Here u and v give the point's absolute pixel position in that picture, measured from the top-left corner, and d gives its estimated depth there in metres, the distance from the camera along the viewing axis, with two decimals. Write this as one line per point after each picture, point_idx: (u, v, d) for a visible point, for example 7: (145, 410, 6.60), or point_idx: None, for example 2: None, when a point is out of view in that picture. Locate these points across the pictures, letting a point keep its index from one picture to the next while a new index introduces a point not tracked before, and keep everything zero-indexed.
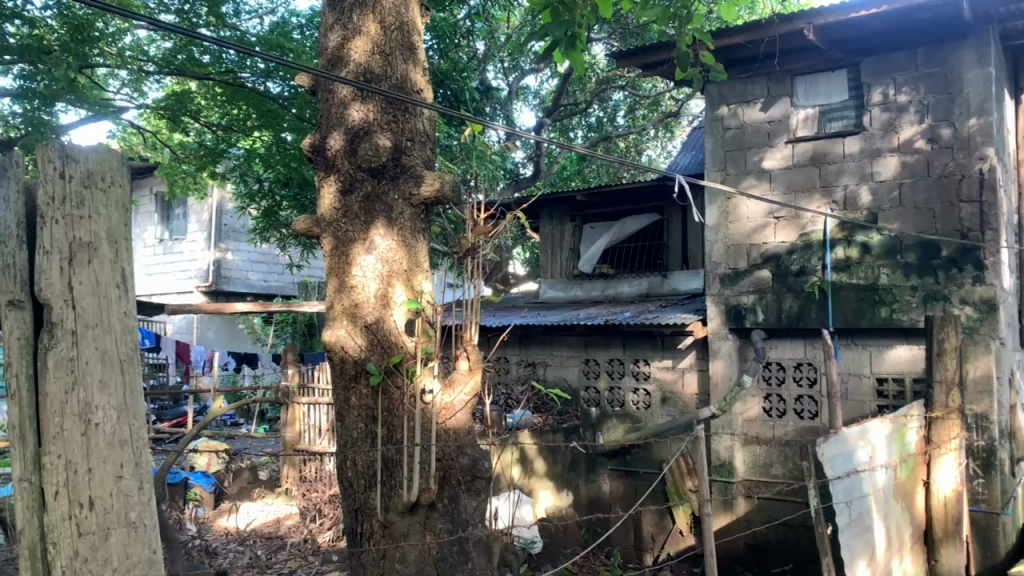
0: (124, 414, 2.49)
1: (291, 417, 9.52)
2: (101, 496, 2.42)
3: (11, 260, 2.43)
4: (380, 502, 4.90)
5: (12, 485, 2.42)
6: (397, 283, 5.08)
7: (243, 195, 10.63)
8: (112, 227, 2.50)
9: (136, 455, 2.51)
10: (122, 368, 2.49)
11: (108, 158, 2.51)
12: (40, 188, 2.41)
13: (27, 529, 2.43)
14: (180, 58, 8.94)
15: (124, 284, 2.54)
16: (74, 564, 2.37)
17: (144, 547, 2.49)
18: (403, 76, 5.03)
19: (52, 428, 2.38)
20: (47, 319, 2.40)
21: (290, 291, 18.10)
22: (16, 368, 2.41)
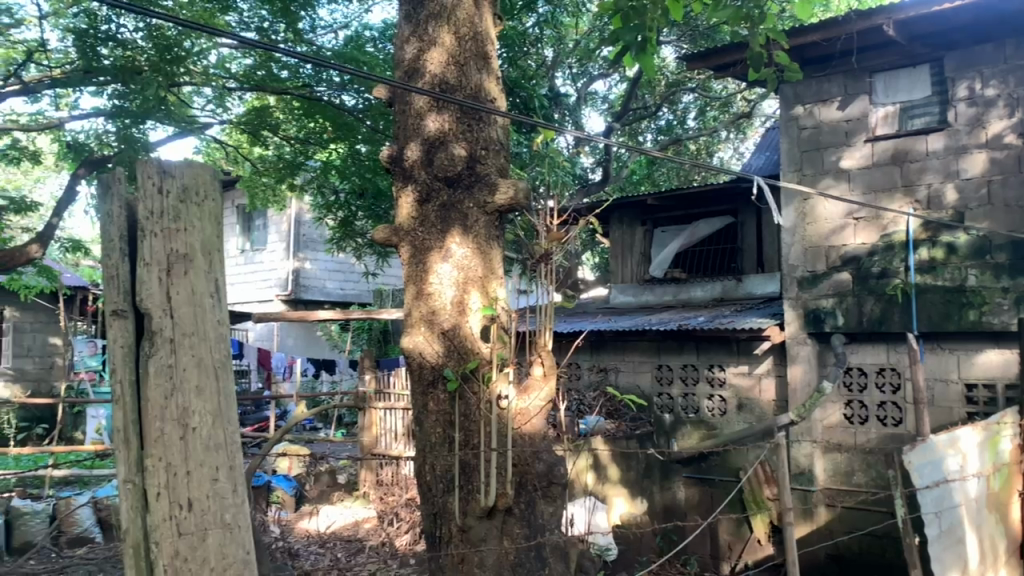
0: (219, 418, 2.59)
1: (368, 421, 9.69)
2: (198, 498, 2.52)
3: (114, 272, 2.54)
4: (458, 506, 4.94)
5: (116, 487, 2.50)
6: (472, 290, 5.14)
7: (321, 206, 10.90)
8: (206, 238, 2.61)
9: (230, 458, 2.60)
10: (216, 374, 2.60)
11: (201, 173, 2.62)
12: (140, 204, 2.54)
13: (131, 529, 2.51)
14: (260, 74, 9.27)
15: (218, 293, 2.64)
16: (175, 563, 2.47)
17: (239, 548, 2.58)
18: (477, 85, 5.09)
19: (154, 432, 2.49)
20: (148, 328, 2.52)
21: (365, 299, 18.47)
22: (121, 375, 2.52)
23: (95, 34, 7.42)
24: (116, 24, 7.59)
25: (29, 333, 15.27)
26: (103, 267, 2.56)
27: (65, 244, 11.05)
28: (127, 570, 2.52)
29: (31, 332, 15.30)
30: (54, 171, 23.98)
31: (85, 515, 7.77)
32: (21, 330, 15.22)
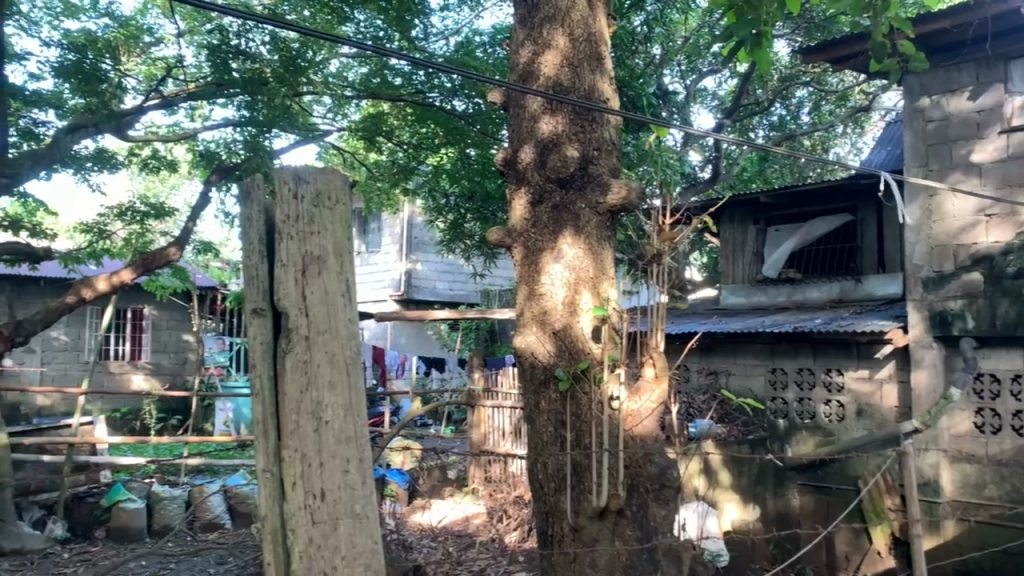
0: (350, 413, 2.69)
1: (477, 419, 9.86)
2: (331, 488, 2.64)
3: (254, 272, 2.71)
4: (570, 506, 4.98)
5: (256, 475, 2.67)
6: (584, 290, 5.13)
7: (431, 210, 11.10)
8: (338, 241, 2.72)
9: (361, 452, 2.70)
10: (348, 371, 2.70)
11: (333, 178, 2.73)
12: (277, 209, 2.70)
13: (269, 516, 2.67)
14: (375, 81, 9.74)
15: (349, 293, 2.75)
16: (309, 549, 2.61)
17: (368, 538, 2.67)
18: (591, 86, 5.11)
19: (290, 424, 2.64)
20: (285, 326, 2.68)
21: (473, 299, 18.70)
22: (260, 370, 2.68)
23: (226, 49, 7.77)
24: (246, 38, 8.01)
25: (165, 330, 16.34)
26: (245, 269, 2.73)
27: (198, 247, 11.76)
28: (266, 555, 2.68)
29: (167, 329, 16.36)
30: (187, 179, 25.62)
31: (218, 502, 8.40)
32: (158, 328, 16.29)
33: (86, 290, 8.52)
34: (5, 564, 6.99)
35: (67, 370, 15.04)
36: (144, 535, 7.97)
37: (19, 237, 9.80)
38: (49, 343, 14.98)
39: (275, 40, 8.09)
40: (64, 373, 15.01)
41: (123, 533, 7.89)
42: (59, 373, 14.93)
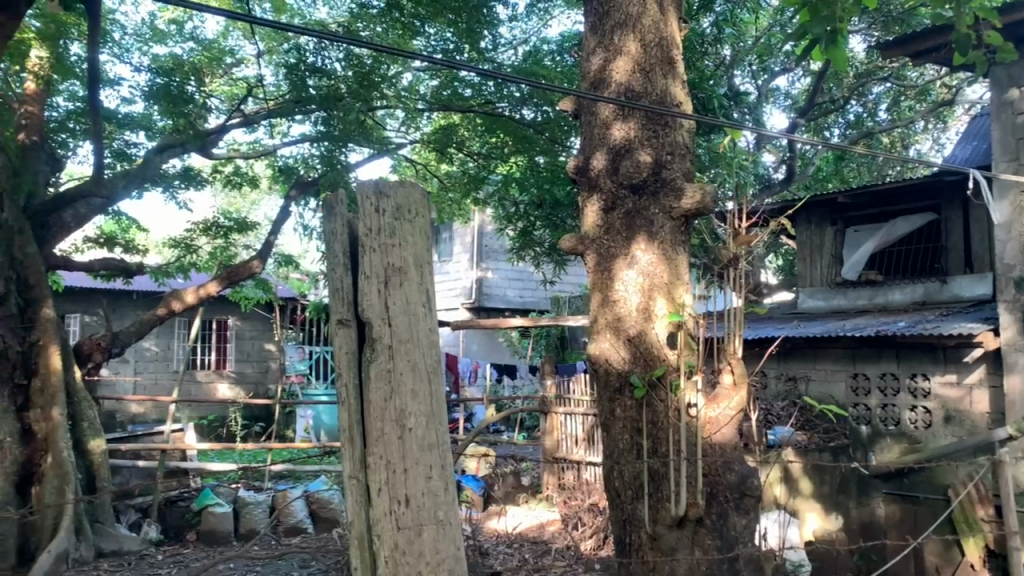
0: (432, 420, 2.75)
1: (550, 425, 9.83)
2: (415, 495, 2.69)
3: (339, 284, 2.79)
4: (648, 514, 4.93)
5: (342, 482, 2.73)
6: (658, 296, 5.06)
7: (502, 218, 10.77)
8: (417, 252, 2.79)
9: (442, 458, 2.75)
10: (429, 379, 2.77)
11: (412, 192, 2.81)
12: (360, 222, 2.77)
13: (355, 522, 2.73)
14: (446, 93, 10.05)
15: (429, 304, 2.81)
16: (395, 555, 2.66)
17: (451, 544, 2.72)
18: (663, 90, 5.08)
19: (375, 432, 2.70)
20: (369, 335, 2.75)
21: (543, 305, 18.62)
22: (346, 379, 2.76)
23: (302, 67, 8.05)
24: (322, 55, 8.16)
25: (248, 339, 16.88)
26: (329, 281, 2.81)
27: (279, 259, 12.13)
28: (353, 560, 2.74)
29: (250, 339, 16.90)
30: (267, 194, 26.51)
31: (300, 506, 8.65)
32: (241, 337, 16.84)
33: (176, 302, 8.91)
34: (105, 564, 7.24)
35: (158, 379, 15.70)
36: (232, 539, 8.23)
37: (115, 253, 10.32)
38: (141, 353, 15.68)
39: (349, 57, 8.29)
40: (155, 382, 15.67)
41: (212, 536, 8.18)
42: (150, 382, 15.59)
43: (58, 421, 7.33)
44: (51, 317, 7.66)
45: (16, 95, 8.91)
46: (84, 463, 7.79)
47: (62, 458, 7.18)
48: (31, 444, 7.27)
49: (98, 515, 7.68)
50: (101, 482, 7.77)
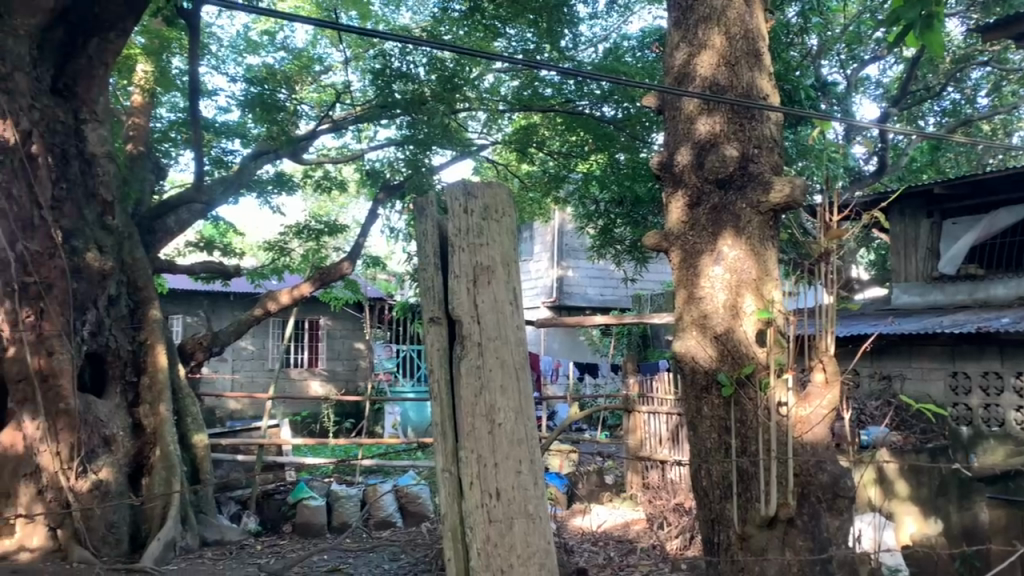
0: (521, 415, 2.79)
1: (633, 424, 9.77)
2: (506, 488, 2.74)
3: (430, 284, 2.87)
4: (737, 514, 4.85)
5: (436, 474, 2.81)
6: (746, 293, 4.98)
7: (582, 217, 10.62)
8: (505, 251, 2.84)
9: (532, 453, 2.79)
10: (517, 375, 2.81)
11: (499, 192, 2.86)
12: (449, 223, 2.85)
13: (449, 514, 2.80)
14: (526, 93, 10.12)
15: (517, 301, 2.85)
16: (487, 547, 2.71)
17: (541, 538, 2.75)
18: (750, 83, 5.01)
19: (467, 426, 2.76)
20: (459, 333, 2.82)
21: (624, 304, 18.48)
22: (438, 375, 2.84)
23: (388, 73, 8.28)
24: (407, 59, 8.35)
25: (339, 338, 17.38)
26: (421, 280, 2.91)
27: (367, 260, 12.48)
28: (448, 551, 2.83)
29: (340, 337, 17.39)
30: (353, 197, 27.25)
31: (389, 502, 8.90)
32: (332, 336, 17.35)
33: (271, 303, 9.28)
34: (209, 552, 7.58)
35: (255, 376, 16.35)
36: (325, 531, 8.50)
37: (214, 256, 10.81)
38: (239, 352, 16.37)
39: (432, 61, 8.41)
40: (251, 379, 16.33)
41: (307, 528, 8.45)
42: (247, 380, 16.25)
43: (165, 416, 7.75)
44: (157, 318, 8.08)
45: (125, 108, 9.46)
46: (188, 456, 8.19)
47: (168, 451, 7.62)
48: (140, 438, 7.68)
49: (202, 506, 8.08)
50: (204, 474, 8.16)
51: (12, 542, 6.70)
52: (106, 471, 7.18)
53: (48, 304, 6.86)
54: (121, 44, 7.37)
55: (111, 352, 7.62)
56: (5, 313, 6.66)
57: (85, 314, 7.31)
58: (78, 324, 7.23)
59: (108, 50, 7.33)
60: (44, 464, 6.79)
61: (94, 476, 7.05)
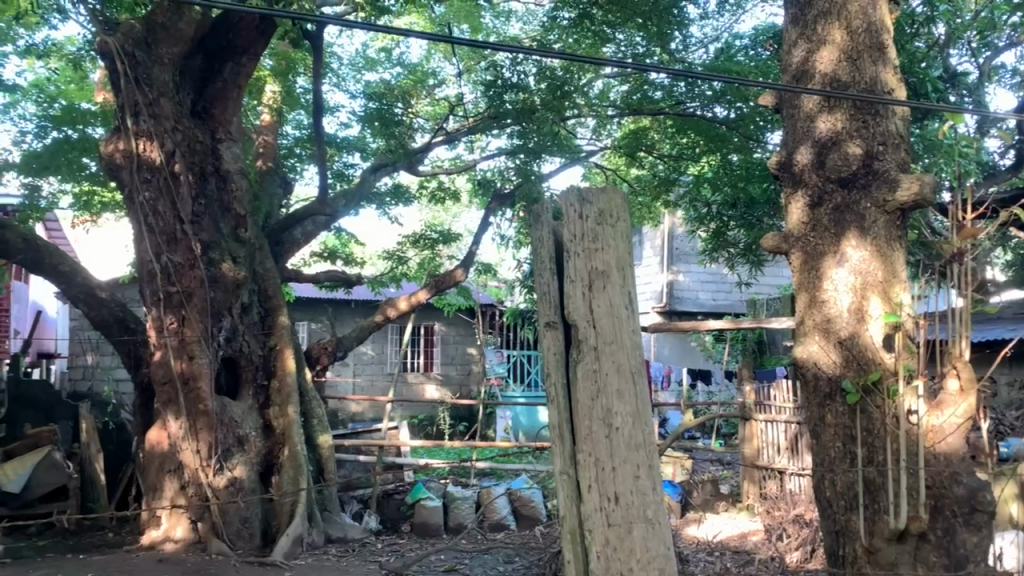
0: (638, 420, 2.80)
1: (749, 433, 9.50)
2: (624, 492, 2.76)
3: (546, 289, 2.93)
4: (863, 526, 4.67)
5: (553, 477, 2.86)
6: (872, 295, 4.78)
7: (693, 220, 10.47)
8: (620, 255, 2.85)
9: (650, 458, 2.79)
10: (634, 379, 2.82)
11: (614, 196, 2.87)
12: (564, 228, 2.89)
13: (568, 516, 2.84)
14: (636, 97, 10.03)
15: (632, 305, 2.86)
16: (606, 551, 2.74)
17: (661, 543, 2.75)
18: (873, 78, 4.83)
19: (584, 429, 2.80)
20: (576, 337, 2.85)
21: (738, 309, 18.11)
22: (554, 379, 2.89)
23: (501, 83, 8.46)
24: (518, 69, 8.47)
25: (453, 344, 17.75)
26: (537, 285, 2.96)
27: (479, 267, 12.72)
28: (566, 553, 2.86)
29: (454, 343, 17.76)
30: (467, 205, 27.73)
31: (503, 504, 9.06)
32: (446, 342, 17.74)
33: (391, 310, 9.62)
34: (333, 549, 7.88)
35: (375, 380, 16.94)
36: (442, 531, 8.75)
37: (337, 265, 11.32)
38: (359, 357, 17.03)
39: (541, 68, 8.49)
40: (371, 383, 16.92)
41: (424, 529, 8.71)
42: (367, 384, 16.86)
43: (293, 418, 8.08)
44: (286, 325, 8.47)
45: (256, 127, 10.06)
46: (314, 456, 8.57)
47: (296, 451, 7.94)
48: (271, 438, 8.07)
49: (327, 505, 8.45)
50: (329, 474, 8.52)
51: (160, 532, 7.30)
52: (240, 469, 7.58)
53: (189, 311, 7.41)
54: (253, 67, 7.97)
55: (245, 356, 8.08)
56: (155, 319, 7.42)
57: (221, 322, 7.78)
58: (214, 330, 7.72)
59: (242, 73, 7.93)
60: (186, 461, 7.30)
61: (229, 474, 7.46)
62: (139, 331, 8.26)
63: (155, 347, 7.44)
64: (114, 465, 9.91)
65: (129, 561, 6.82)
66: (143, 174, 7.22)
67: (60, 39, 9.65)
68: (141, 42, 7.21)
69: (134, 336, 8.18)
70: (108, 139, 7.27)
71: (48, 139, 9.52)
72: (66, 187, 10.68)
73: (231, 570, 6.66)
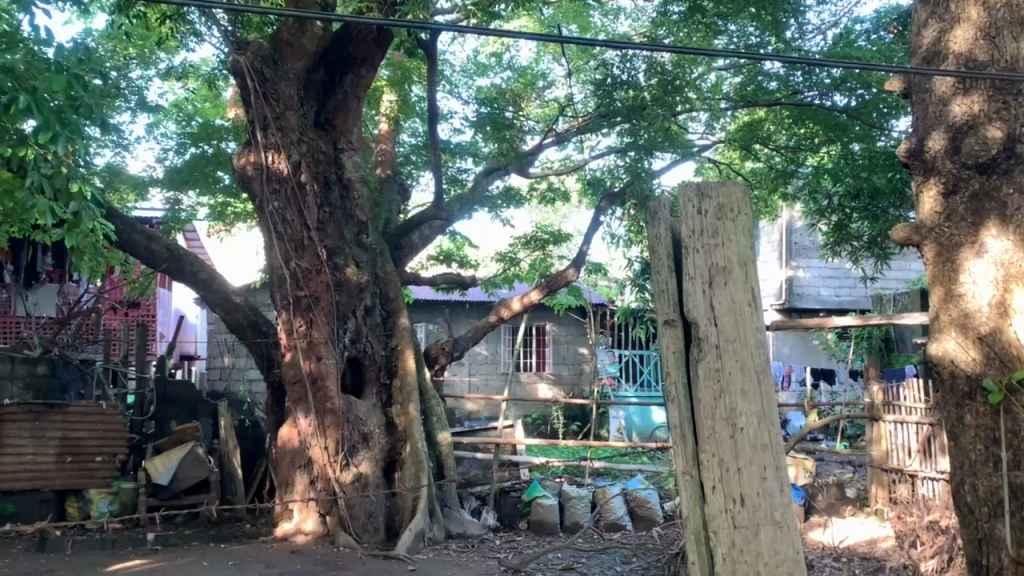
0: (764, 420, 2.74)
1: (877, 434, 9.08)
2: (751, 494, 2.70)
3: (665, 287, 2.91)
4: (1011, 535, 4.37)
5: (676, 477, 2.84)
6: (1017, 287, 4.45)
7: (813, 213, 10.07)
8: (741, 251, 2.79)
9: (777, 459, 2.73)
10: (759, 378, 2.76)
11: (735, 190, 2.81)
12: (683, 224, 2.85)
13: (691, 517, 2.81)
14: (750, 88, 9.75)
15: (755, 302, 2.80)
16: (732, 553, 2.69)
17: (789, 547, 2.67)
18: (1015, 55, 4.53)
19: (707, 430, 2.76)
20: (696, 335, 2.82)
21: (863, 305, 17.35)
22: (675, 378, 2.87)
23: (613, 83, 8.51)
24: (628, 66, 8.47)
25: (565, 343, 17.80)
26: (655, 283, 2.94)
27: (590, 266, 12.74)
28: (690, 554, 2.83)
29: (566, 342, 17.80)
30: (580, 204, 27.85)
31: (619, 504, 8.99)
32: (558, 341, 17.81)
33: (505, 310, 9.77)
34: (453, 544, 8.06)
35: (489, 379, 17.22)
36: (558, 529, 8.82)
37: (452, 267, 11.85)
38: (474, 357, 17.35)
39: (651, 65, 8.45)
40: (486, 382, 17.20)
41: (541, 526, 8.81)
42: (482, 383, 17.16)
43: (414, 416, 8.31)
44: (406, 326, 8.71)
45: (374, 136, 10.44)
46: (434, 453, 8.79)
47: (418, 448, 8.15)
48: (393, 435, 8.32)
49: (447, 501, 8.65)
50: (448, 471, 8.70)
51: (292, 524, 7.69)
52: (365, 465, 7.88)
53: (316, 314, 7.79)
54: (371, 79, 8.29)
55: (368, 356, 8.38)
56: (286, 322, 7.87)
57: (346, 323, 8.12)
58: (341, 331, 8.08)
59: (361, 84, 8.24)
60: (315, 457, 7.69)
61: (355, 470, 7.77)
62: (271, 333, 8.72)
63: (286, 348, 7.90)
64: (249, 460, 10.50)
65: (266, 551, 7.24)
66: (272, 185, 7.65)
67: (196, 61, 10.31)
68: (269, 60, 7.63)
69: (266, 338, 8.65)
70: (240, 153, 7.73)
71: (187, 154, 10.17)
72: (203, 199, 11.40)
73: (359, 563, 6.95)
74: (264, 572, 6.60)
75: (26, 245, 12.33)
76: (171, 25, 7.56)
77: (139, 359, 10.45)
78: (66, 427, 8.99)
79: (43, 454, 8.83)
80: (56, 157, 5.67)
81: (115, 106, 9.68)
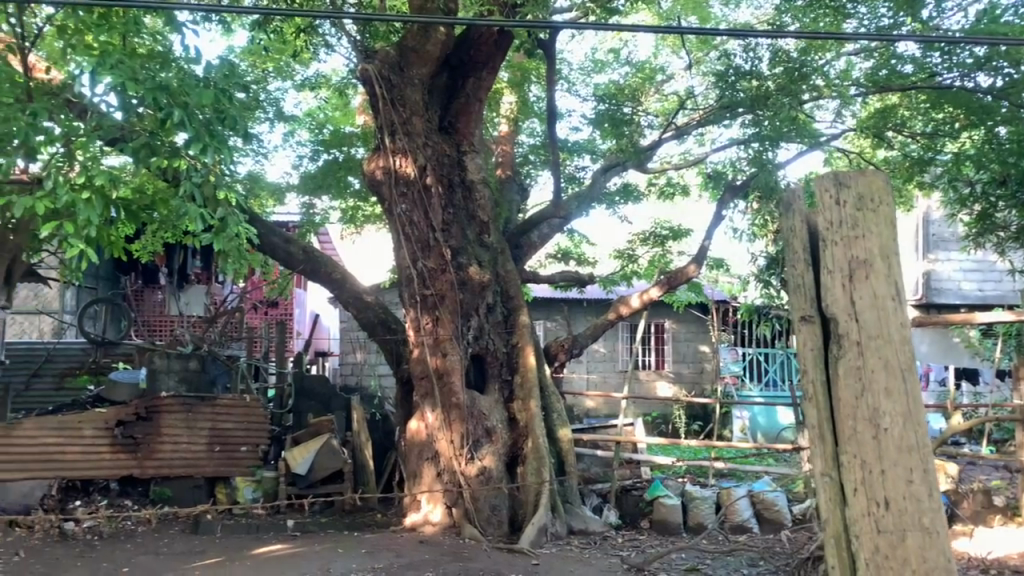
0: (909, 420, 2.62)
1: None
2: (895, 498, 2.59)
3: (801, 281, 2.83)
4: None
5: (815, 478, 2.76)
6: None
7: (953, 202, 9.49)
8: (884, 243, 2.67)
9: (924, 462, 2.60)
10: (904, 377, 2.64)
11: (875, 179, 2.69)
12: (820, 217, 2.75)
13: (831, 519, 2.73)
14: (883, 73, 9.28)
15: (899, 296, 2.68)
16: (876, 559, 2.59)
17: (939, 554, 2.54)
18: None
19: (847, 430, 2.67)
20: (835, 332, 2.73)
21: (1010, 300, 16.19)
22: (813, 377, 2.80)
23: (735, 73, 8.29)
24: (751, 56, 8.23)
25: (684, 341, 17.52)
26: (790, 278, 2.87)
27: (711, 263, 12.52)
28: (831, 557, 2.75)
29: (686, 340, 17.51)
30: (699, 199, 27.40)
31: (744, 506, 8.75)
32: (678, 339, 17.55)
33: (624, 307, 9.73)
34: (575, 540, 8.10)
35: (607, 377, 17.17)
36: (682, 530, 8.69)
37: (570, 265, 11.94)
38: (593, 354, 17.35)
39: (774, 52, 8.18)
40: (604, 379, 17.17)
41: (664, 526, 8.71)
42: (601, 380, 17.13)
43: (535, 411, 8.39)
44: (527, 323, 8.82)
45: (494, 137, 10.64)
46: (555, 449, 8.85)
47: (539, 443, 8.23)
48: (515, 431, 8.42)
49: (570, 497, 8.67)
50: (570, 467, 8.75)
51: (420, 515, 7.97)
52: (489, 459, 8.01)
53: (441, 312, 8.03)
54: (491, 81, 8.48)
55: (491, 353, 8.55)
56: (413, 319, 8.15)
57: (469, 321, 8.33)
58: (464, 328, 8.29)
59: (482, 87, 8.46)
60: (442, 450, 7.93)
61: (479, 463, 7.92)
62: (399, 331, 9.05)
63: (414, 345, 8.19)
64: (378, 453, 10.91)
65: (397, 540, 7.52)
66: (400, 188, 7.94)
67: (327, 72, 10.83)
68: (395, 67, 7.92)
69: (395, 335, 8.98)
70: (369, 158, 8.06)
71: (320, 160, 10.70)
72: (334, 204, 11.95)
73: (483, 555, 7.10)
74: (395, 560, 6.86)
75: (178, 250, 13.35)
76: (305, 38, 7.97)
77: (278, 355, 11.07)
78: (215, 419, 9.63)
79: (195, 442, 9.50)
80: (205, 166, 6.12)
81: (256, 117, 10.29)
